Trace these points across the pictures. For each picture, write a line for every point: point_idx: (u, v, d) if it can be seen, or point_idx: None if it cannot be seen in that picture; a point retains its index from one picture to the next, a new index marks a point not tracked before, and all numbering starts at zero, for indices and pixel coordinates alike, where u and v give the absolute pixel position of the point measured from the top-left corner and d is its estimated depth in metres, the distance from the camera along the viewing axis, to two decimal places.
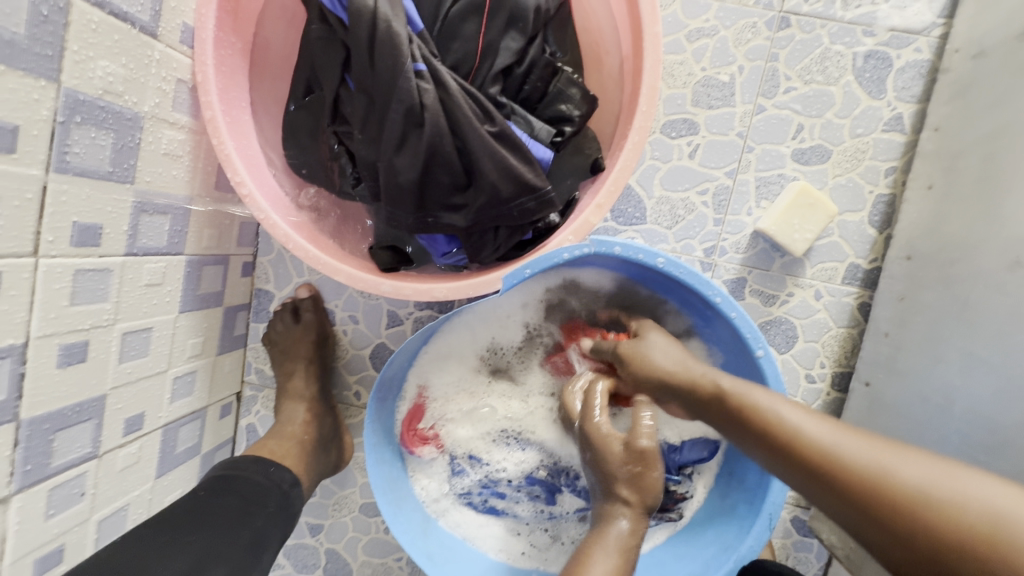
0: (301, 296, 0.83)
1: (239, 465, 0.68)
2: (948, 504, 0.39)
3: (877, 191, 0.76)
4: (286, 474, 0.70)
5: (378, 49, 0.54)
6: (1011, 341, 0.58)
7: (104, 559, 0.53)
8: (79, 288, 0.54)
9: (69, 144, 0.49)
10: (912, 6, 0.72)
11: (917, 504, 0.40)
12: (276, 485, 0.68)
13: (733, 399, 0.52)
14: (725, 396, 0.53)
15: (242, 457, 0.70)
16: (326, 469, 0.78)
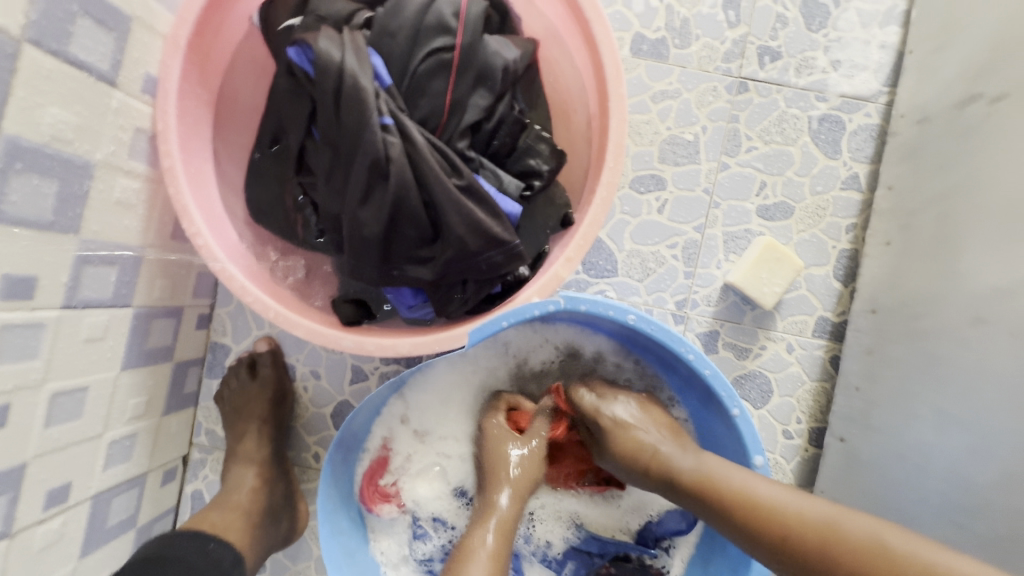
0: (260, 351, 0.79)
1: (173, 543, 0.61)
2: (904, 566, 0.43)
3: (839, 246, 0.77)
4: (227, 551, 0.63)
5: (343, 102, 0.53)
6: (976, 400, 0.58)
7: None
8: (4, 346, 0.49)
9: (6, 192, 0.46)
10: (859, 75, 0.77)
11: (871, 563, 0.44)
12: (215, 566, 0.61)
13: (699, 476, 0.54)
14: (691, 470, 0.55)
15: (179, 532, 0.63)
16: (275, 542, 0.71)
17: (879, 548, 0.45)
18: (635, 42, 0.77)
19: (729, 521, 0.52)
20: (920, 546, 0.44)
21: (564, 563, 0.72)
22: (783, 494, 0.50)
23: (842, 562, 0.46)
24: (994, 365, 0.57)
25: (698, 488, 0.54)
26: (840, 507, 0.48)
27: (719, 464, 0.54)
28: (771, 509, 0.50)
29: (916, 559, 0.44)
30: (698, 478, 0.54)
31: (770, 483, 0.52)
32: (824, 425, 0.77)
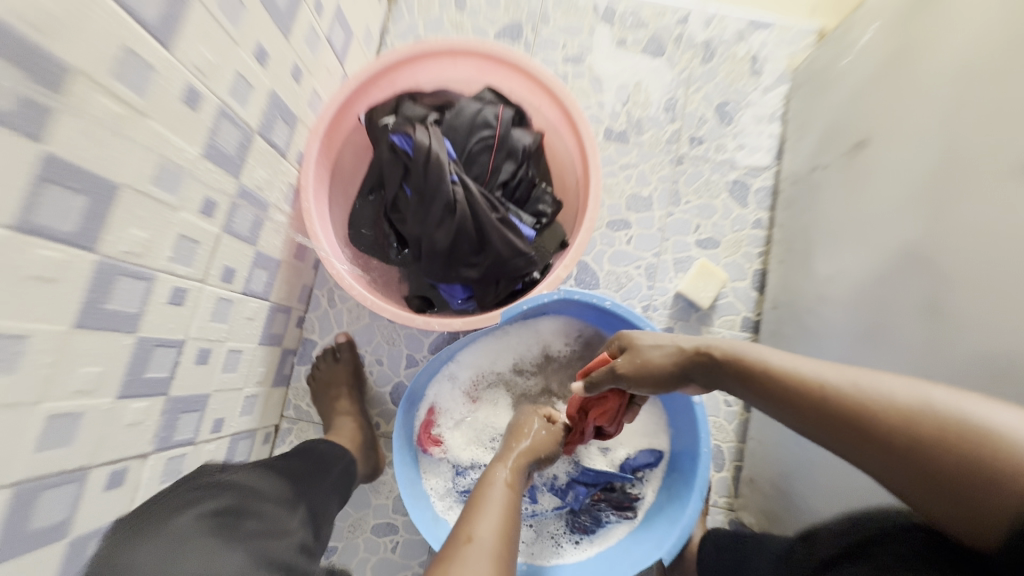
0: (341, 343, 1.08)
1: (312, 443, 0.93)
2: (912, 411, 0.48)
3: (753, 267, 1.11)
4: (342, 450, 0.93)
5: (430, 168, 0.86)
6: (823, 348, 0.86)
7: (199, 482, 0.72)
8: (215, 311, 0.79)
9: (236, 217, 0.79)
10: (757, 154, 1.14)
11: (890, 410, 0.49)
12: (335, 455, 0.91)
13: (740, 358, 0.64)
14: (724, 351, 0.66)
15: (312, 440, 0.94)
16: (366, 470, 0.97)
17: (923, 406, 0.47)
18: (606, 131, 1.14)
19: (765, 388, 0.60)
20: (961, 402, 0.46)
21: (567, 492, 0.96)
22: (823, 367, 0.56)
23: (873, 423, 0.50)
24: (827, 329, 0.85)
25: (731, 363, 0.65)
26: (874, 374, 0.53)
27: (745, 345, 0.66)
28: (818, 384, 0.55)
29: (948, 410, 0.46)
30: (736, 359, 0.65)
31: (815, 361, 0.58)
32: None
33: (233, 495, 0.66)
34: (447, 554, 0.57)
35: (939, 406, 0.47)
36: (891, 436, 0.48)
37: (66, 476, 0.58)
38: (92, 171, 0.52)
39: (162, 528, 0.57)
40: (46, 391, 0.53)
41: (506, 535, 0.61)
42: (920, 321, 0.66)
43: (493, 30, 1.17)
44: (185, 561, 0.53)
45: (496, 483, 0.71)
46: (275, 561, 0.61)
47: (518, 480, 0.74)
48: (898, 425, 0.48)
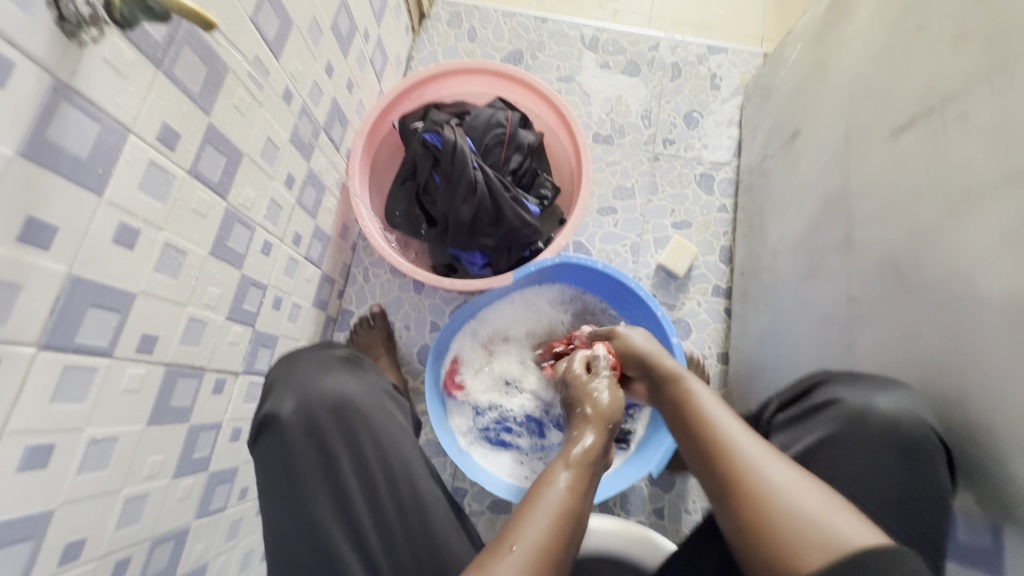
0: (375, 313, 1.26)
1: None
2: (760, 497, 0.53)
3: (720, 244, 1.33)
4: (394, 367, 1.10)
5: (456, 157, 1.08)
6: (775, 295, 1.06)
7: (284, 363, 0.79)
8: (286, 268, 0.99)
9: (304, 193, 1.00)
10: (719, 152, 1.38)
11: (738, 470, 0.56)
12: None
13: (680, 391, 0.71)
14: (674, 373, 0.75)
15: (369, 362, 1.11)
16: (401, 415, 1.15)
17: (777, 485, 0.54)
18: (595, 135, 1.38)
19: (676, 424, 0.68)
20: (821, 503, 0.52)
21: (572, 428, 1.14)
22: (726, 416, 0.63)
23: (733, 483, 0.56)
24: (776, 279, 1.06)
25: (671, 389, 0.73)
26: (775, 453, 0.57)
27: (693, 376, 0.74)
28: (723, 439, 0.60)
29: (797, 503, 0.52)
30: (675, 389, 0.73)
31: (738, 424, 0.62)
32: (727, 349, 1.26)
33: (356, 353, 0.85)
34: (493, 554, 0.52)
35: (777, 491, 0.53)
36: (740, 488, 0.55)
37: (193, 371, 0.76)
38: (231, 140, 0.74)
39: (314, 357, 0.78)
40: (191, 298, 0.72)
41: (563, 521, 0.56)
42: (838, 253, 0.86)
43: (500, 56, 1.42)
44: (329, 378, 0.74)
45: (557, 483, 0.61)
46: (390, 390, 0.80)
47: (582, 482, 0.63)
48: (740, 496, 0.54)
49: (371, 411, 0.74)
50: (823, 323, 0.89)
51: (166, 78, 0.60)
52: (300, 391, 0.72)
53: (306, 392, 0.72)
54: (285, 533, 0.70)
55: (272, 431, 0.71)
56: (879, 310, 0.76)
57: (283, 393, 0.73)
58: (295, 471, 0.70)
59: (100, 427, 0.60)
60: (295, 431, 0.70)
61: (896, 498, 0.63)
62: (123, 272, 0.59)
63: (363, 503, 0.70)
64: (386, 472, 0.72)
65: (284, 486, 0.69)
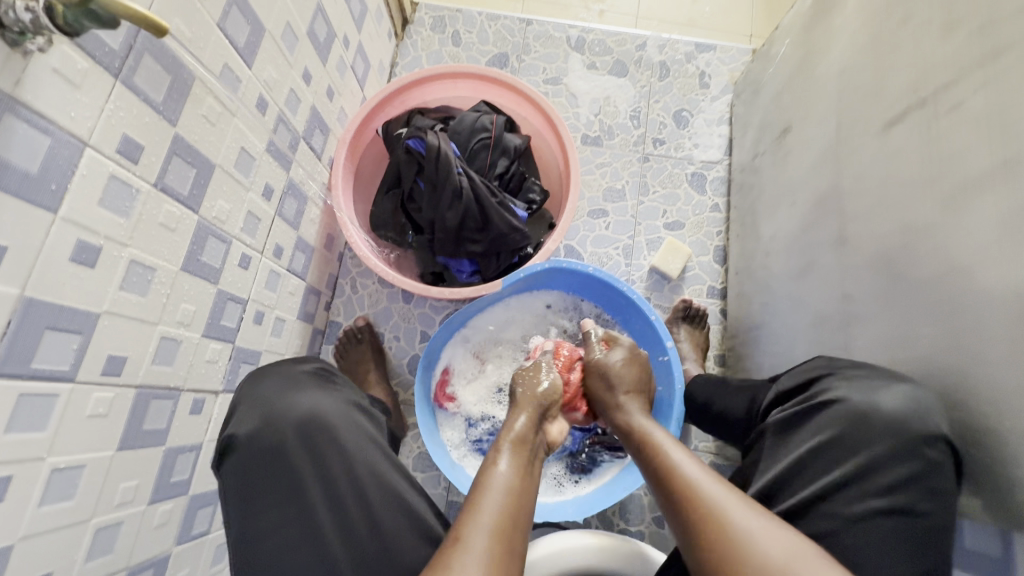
0: (360, 326, 1.22)
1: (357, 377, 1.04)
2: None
3: (714, 244, 1.30)
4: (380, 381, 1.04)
5: (440, 163, 1.06)
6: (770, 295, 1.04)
7: (250, 377, 0.76)
8: (268, 281, 0.96)
9: (284, 203, 0.97)
10: (710, 151, 1.35)
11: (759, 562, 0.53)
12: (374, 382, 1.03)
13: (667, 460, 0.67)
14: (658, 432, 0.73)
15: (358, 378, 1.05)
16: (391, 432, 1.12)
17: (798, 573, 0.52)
18: (583, 137, 1.35)
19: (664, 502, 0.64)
20: None
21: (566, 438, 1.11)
22: (723, 492, 0.60)
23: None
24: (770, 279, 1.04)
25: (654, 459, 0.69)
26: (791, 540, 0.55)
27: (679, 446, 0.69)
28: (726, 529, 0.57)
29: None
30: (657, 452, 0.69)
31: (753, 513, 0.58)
32: (725, 351, 1.23)
33: (328, 366, 0.82)
34: (446, 543, 0.57)
35: None
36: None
37: (168, 392, 0.73)
38: (201, 151, 0.71)
39: (282, 371, 0.76)
40: (163, 316, 0.69)
41: (516, 503, 0.62)
42: (832, 251, 0.83)
43: (485, 59, 1.40)
44: (298, 392, 0.72)
45: (500, 467, 0.66)
46: (360, 403, 0.77)
47: (523, 467, 0.68)
48: None
49: (342, 426, 0.71)
50: (818, 322, 0.86)
51: (126, 88, 0.57)
52: (265, 408, 0.70)
53: (271, 408, 0.70)
54: (259, 560, 0.66)
55: (239, 450, 0.69)
56: (875, 308, 0.73)
57: (249, 411, 0.71)
58: (265, 490, 0.67)
59: (64, 455, 0.57)
60: (261, 447, 0.68)
61: (901, 481, 0.60)
62: (84, 291, 0.57)
63: (336, 525, 0.67)
64: (358, 487, 0.69)
65: (253, 505, 0.67)
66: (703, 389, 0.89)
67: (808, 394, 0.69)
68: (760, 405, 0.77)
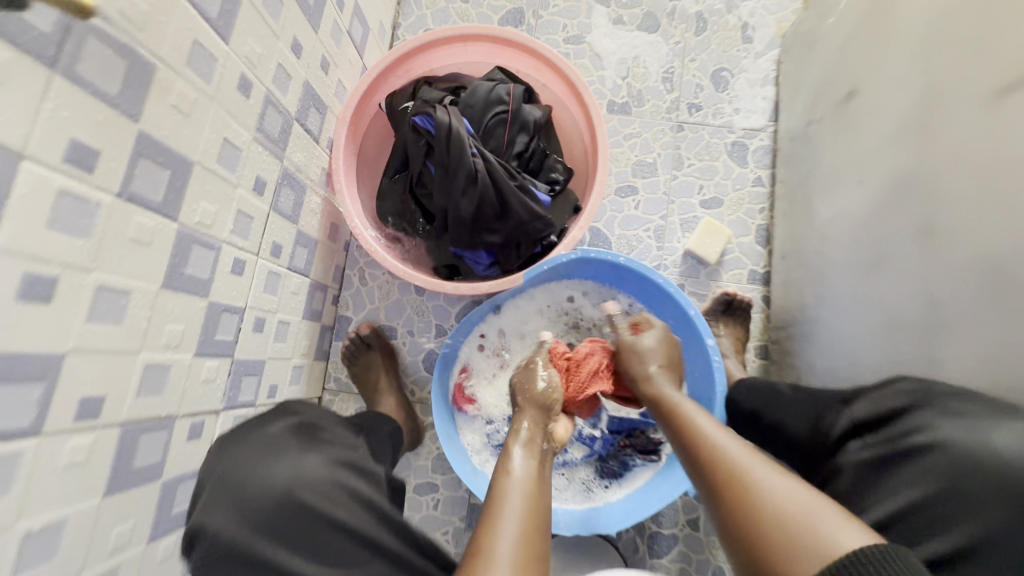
0: (366, 333, 1.13)
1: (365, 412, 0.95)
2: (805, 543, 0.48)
3: (756, 222, 1.17)
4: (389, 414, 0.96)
5: (451, 143, 0.93)
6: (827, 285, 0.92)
7: (218, 444, 0.60)
8: (268, 283, 0.87)
9: (280, 196, 0.86)
10: (753, 116, 1.20)
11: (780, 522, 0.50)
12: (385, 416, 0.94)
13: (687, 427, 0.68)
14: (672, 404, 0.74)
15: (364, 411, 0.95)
16: (409, 437, 1.06)
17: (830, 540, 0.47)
18: (610, 105, 1.21)
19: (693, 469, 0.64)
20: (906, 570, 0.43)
21: (595, 440, 1.04)
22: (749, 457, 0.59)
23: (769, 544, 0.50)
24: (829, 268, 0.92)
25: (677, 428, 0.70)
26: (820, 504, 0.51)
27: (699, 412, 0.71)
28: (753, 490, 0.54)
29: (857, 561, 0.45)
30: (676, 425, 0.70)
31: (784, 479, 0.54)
32: (768, 342, 1.13)
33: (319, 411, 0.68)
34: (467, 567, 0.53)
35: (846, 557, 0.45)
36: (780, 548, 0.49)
37: (161, 422, 0.66)
38: (174, 148, 0.60)
39: (250, 437, 0.59)
40: (144, 342, 0.61)
41: (533, 525, 0.58)
42: (916, 244, 0.71)
43: (497, 17, 1.24)
44: (270, 462, 0.54)
45: (512, 472, 0.66)
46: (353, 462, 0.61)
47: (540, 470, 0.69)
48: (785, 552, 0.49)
49: (329, 501, 0.55)
50: (891, 325, 0.74)
51: (66, 81, 0.46)
52: (235, 485, 0.53)
53: (242, 484, 0.53)
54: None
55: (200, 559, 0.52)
56: (974, 320, 0.61)
57: (212, 497, 0.53)
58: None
59: (39, 515, 0.50)
60: (229, 542, 0.51)
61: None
62: (41, 330, 0.48)
63: None
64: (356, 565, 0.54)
65: None
66: (767, 406, 0.81)
67: (895, 430, 0.60)
68: (831, 431, 0.67)
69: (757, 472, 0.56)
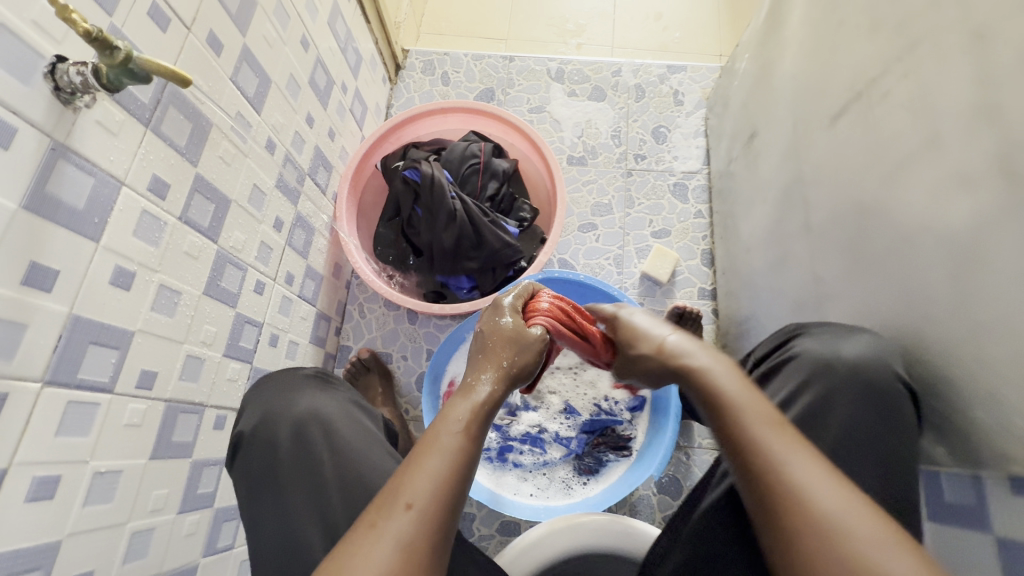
0: (365, 356, 1.28)
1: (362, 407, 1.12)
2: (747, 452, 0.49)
3: (701, 247, 1.36)
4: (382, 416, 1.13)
5: (434, 189, 1.14)
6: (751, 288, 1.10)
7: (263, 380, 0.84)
8: (282, 306, 1.04)
9: (294, 234, 1.06)
10: (690, 162, 1.43)
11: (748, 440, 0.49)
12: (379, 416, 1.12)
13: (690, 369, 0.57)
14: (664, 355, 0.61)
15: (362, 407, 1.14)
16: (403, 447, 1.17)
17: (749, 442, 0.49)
18: (569, 158, 1.44)
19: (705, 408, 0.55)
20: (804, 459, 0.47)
21: (571, 440, 1.16)
22: (735, 387, 0.54)
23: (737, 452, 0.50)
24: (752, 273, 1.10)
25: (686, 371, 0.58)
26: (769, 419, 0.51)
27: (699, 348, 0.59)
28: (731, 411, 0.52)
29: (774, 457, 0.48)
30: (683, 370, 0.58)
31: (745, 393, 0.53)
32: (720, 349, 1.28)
33: (325, 372, 0.89)
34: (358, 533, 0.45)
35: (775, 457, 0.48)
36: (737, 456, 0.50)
37: (194, 407, 0.80)
38: (219, 188, 0.80)
39: (283, 378, 0.83)
40: (188, 336, 0.77)
41: (445, 495, 0.47)
42: (803, 238, 0.88)
43: (472, 95, 1.52)
44: (294, 397, 0.77)
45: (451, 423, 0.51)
46: (359, 404, 0.84)
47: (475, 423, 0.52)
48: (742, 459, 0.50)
49: (336, 421, 0.76)
50: (804, 310, 0.89)
51: (154, 135, 0.67)
52: (267, 406, 0.77)
53: (273, 407, 0.76)
54: (265, 539, 0.70)
55: (245, 444, 0.75)
56: (847, 286, 0.77)
57: (253, 411, 0.78)
58: (266, 482, 0.72)
59: (104, 460, 0.64)
60: (264, 442, 0.74)
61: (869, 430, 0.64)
62: (120, 312, 0.64)
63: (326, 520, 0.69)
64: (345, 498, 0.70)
65: (258, 501, 0.72)
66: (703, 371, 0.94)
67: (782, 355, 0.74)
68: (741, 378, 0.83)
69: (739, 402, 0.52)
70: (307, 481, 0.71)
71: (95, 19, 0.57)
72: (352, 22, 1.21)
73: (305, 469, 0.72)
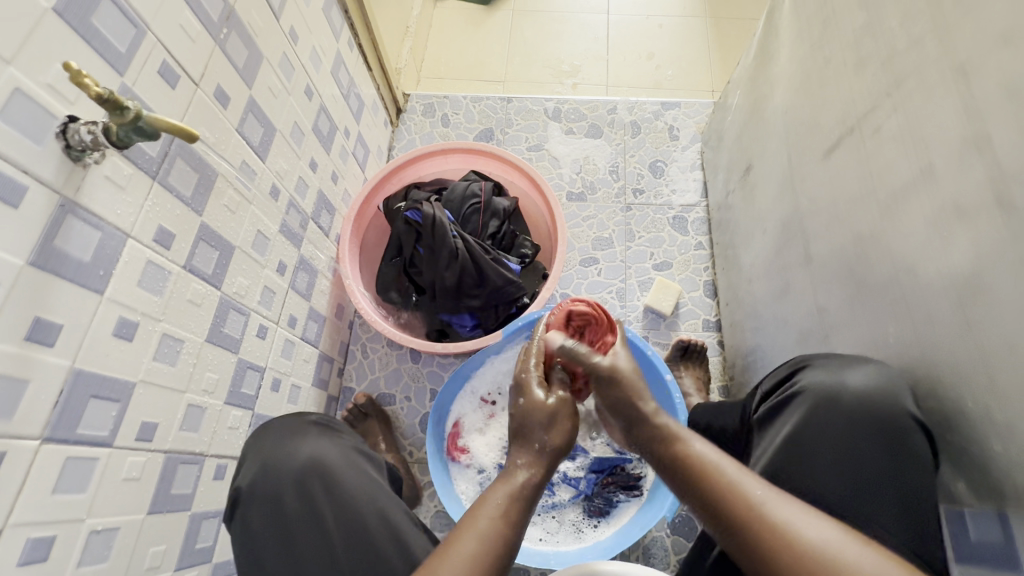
0: (361, 402, 1.25)
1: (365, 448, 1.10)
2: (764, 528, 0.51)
3: (703, 279, 1.36)
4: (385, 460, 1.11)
5: (435, 228, 1.15)
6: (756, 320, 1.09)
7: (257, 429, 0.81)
8: (285, 349, 1.04)
9: (297, 278, 1.07)
10: (687, 195, 1.45)
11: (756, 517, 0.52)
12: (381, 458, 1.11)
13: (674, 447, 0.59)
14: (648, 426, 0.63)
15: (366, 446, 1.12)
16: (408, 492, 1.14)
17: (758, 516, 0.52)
18: (568, 195, 1.46)
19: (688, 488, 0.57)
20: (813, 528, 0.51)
21: (580, 481, 1.13)
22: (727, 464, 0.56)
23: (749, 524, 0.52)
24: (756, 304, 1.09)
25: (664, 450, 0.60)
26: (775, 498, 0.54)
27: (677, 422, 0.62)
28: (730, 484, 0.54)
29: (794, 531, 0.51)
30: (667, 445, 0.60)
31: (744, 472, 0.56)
32: (728, 382, 1.26)
33: (328, 418, 0.86)
34: None
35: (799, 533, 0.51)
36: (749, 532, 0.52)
37: (194, 457, 0.78)
38: (223, 235, 0.81)
39: (282, 424, 0.80)
40: (189, 384, 0.76)
41: None
42: (804, 270, 0.88)
43: (472, 136, 1.55)
44: (295, 445, 0.75)
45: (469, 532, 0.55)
46: (362, 449, 0.81)
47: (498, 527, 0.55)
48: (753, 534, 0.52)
49: (340, 470, 0.74)
50: (809, 342, 0.88)
51: (160, 187, 0.68)
52: (266, 456, 0.75)
53: (274, 456, 0.74)
54: None
55: (242, 502, 0.73)
56: (851, 317, 0.77)
57: (252, 460, 0.75)
58: (272, 533, 0.71)
59: (101, 517, 0.62)
60: (266, 494, 0.72)
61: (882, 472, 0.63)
62: (122, 363, 0.64)
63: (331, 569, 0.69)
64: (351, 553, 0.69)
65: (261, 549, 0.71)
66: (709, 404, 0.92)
67: (789, 387, 0.73)
68: (750, 411, 0.81)
69: (742, 481, 0.54)
70: (314, 531, 0.71)
71: (106, 80, 0.59)
72: (354, 71, 1.25)
73: (311, 521, 0.71)
